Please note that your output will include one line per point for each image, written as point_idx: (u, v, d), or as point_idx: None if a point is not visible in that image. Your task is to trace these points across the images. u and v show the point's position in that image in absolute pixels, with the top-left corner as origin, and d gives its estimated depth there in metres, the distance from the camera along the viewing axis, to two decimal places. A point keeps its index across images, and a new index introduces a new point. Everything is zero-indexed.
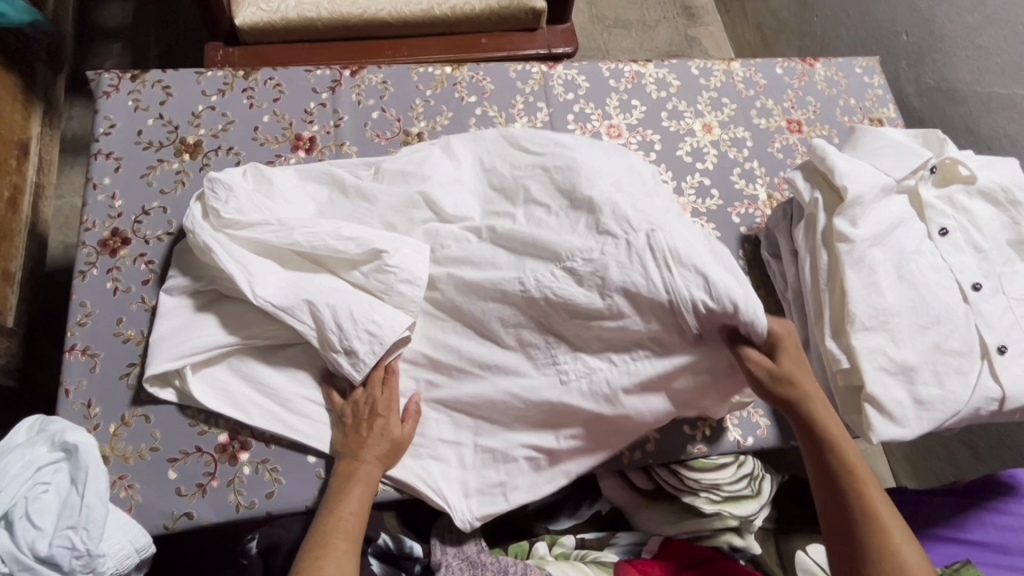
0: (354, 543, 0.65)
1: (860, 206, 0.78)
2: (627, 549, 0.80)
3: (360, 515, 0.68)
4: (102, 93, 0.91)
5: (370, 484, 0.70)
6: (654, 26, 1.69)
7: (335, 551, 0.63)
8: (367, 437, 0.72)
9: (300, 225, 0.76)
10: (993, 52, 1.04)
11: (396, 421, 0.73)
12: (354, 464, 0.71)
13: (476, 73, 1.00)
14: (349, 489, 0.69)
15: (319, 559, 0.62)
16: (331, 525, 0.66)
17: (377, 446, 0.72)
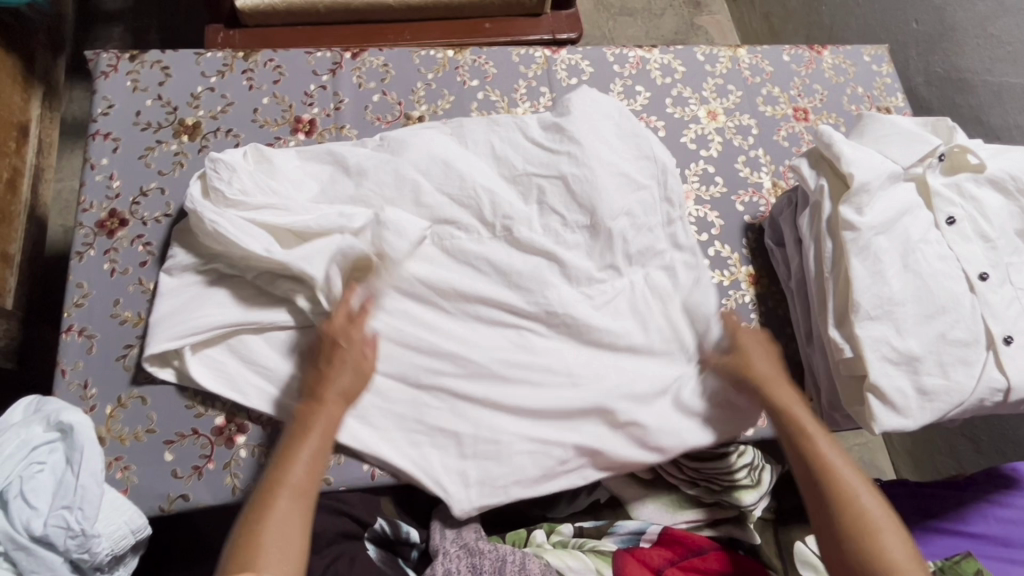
0: (302, 501, 0.61)
1: (866, 194, 0.76)
2: (625, 538, 0.79)
3: (320, 457, 0.65)
4: (101, 73, 0.90)
5: (324, 436, 0.67)
6: (659, 14, 1.67)
7: (286, 494, 0.61)
8: (332, 377, 0.70)
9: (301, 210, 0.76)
10: (1005, 40, 1.02)
11: (362, 364, 0.71)
12: (316, 404, 0.68)
13: (478, 56, 0.99)
14: (307, 429, 0.66)
15: (270, 503, 0.60)
16: (285, 467, 0.63)
17: (340, 390, 0.69)
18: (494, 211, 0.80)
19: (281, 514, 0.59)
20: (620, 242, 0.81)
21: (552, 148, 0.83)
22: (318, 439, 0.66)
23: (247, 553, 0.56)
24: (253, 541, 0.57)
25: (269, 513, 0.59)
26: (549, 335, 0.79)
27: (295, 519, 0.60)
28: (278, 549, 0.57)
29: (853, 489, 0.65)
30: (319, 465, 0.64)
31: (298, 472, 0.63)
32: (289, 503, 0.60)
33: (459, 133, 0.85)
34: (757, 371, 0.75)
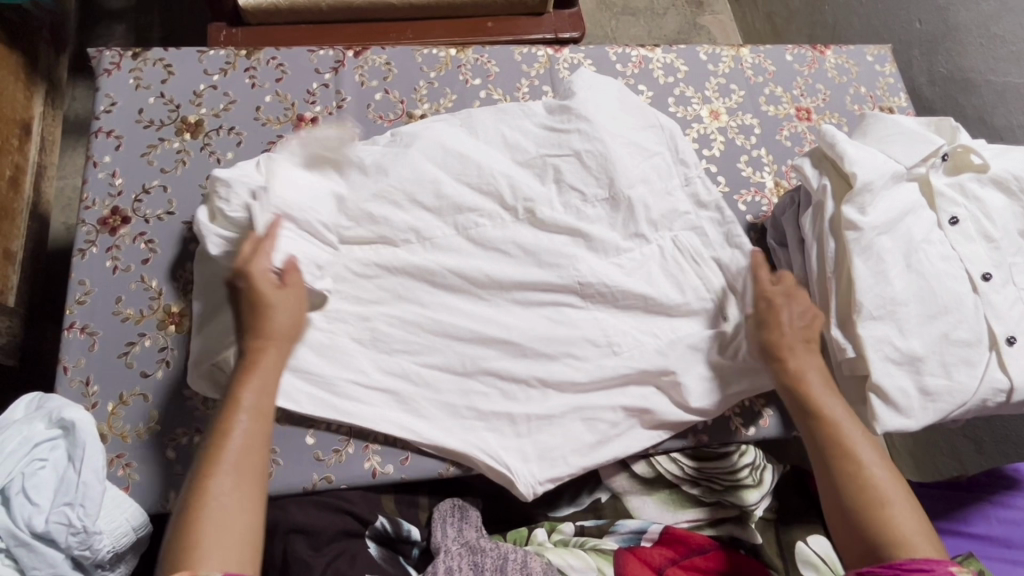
0: (247, 467, 0.55)
1: (869, 194, 0.76)
2: (627, 537, 0.79)
3: (259, 425, 0.58)
4: (103, 71, 0.90)
5: (265, 391, 0.60)
6: (662, 13, 1.67)
7: (223, 470, 0.54)
8: (267, 338, 0.63)
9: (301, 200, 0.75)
10: (1009, 40, 1.02)
11: (292, 322, 0.65)
12: (249, 367, 0.61)
13: (481, 55, 0.99)
14: (239, 396, 0.59)
15: (210, 480, 0.53)
16: (222, 439, 0.56)
17: (274, 352, 0.63)
18: (515, 194, 0.81)
19: (226, 493, 0.53)
20: (642, 209, 0.83)
21: (561, 128, 0.83)
22: (255, 404, 0.59)
23: (189, 536, 0.51)
24: (192, 525, 0.51)
25: (207, 492, 0.53)
26: (584, 306, 0.80)
27: (246, 496, 0.54)
28: (224, 531, 0.51)
29: (864, 462, 0.63)
30: (261, 435, 0.58)
31: (235, 445, 0.56)
32: (230, 480, 0.54)
33: (462, 126, 0.85)
34: (769, 338, 0.72)
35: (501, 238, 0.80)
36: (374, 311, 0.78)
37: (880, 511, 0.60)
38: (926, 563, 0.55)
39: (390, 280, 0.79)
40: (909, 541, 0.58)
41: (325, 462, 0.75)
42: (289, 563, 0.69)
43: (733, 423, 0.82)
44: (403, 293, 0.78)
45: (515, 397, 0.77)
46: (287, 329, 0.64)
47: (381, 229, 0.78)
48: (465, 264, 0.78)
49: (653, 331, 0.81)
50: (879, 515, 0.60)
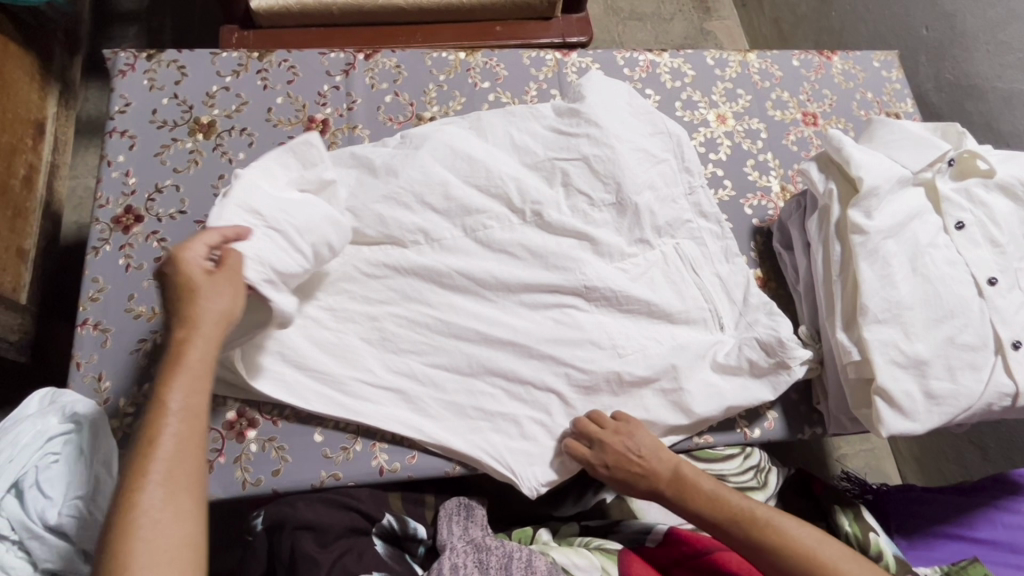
0: (179, 472, 0.51)
1: (875, 198, 0.77)
2: (633, 538, 0.80)
3: (190, 424, 0.53)
4: (118, 72, 0.91)
5: (193, 385, 0.55)
6: (669, 19, 1.68)
7: (153, 482, 0.50)
8: (196, 331, 0.57)
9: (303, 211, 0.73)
10: (1016, 47, 1.02)
11: (225, 314, 0.60)
12: (175, 365, 0.56)
13: (490, 59, 1.00)
14: (164, 398, 0.53)
15: (139, 494, 0.49)
16: (149, 447, 0.51)
17: (200, 344, 0.57)
18: (523, 197, 0.81)
19: (162, 506, 0.49)
20: (648, 215, 0.84)
21: (569, 132, 0.84)
22: (186, 405, 0.54)
23: (122, 555, 0.47)
24: (119, 546, 0.47)
25: (137, 505, 0.48)
26: (590, 309, 0.81)
27: (183, 509, 0.50)
28: (160, 549, 0.47)
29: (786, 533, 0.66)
30: (195, 438, 0.53)
31: (163, 453, 0.51)
32: (162, 490, 0.50)
33: (474, 127, 0.86)
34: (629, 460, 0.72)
35: (507, 239, 0.80)
36: (383, 310, 0.79)
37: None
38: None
39: (399, 280, 0.79)
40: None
41: (334, 460, 0.75)
42: (297, 560, 0.69)
43: (738, 426, 0.83)
44: (409, 293, 0.79)
45: (522, 397, 0.77)
46: (220, 321, 0.59)
47: (391, 230, 0.79)
48: (473, 265, 0.79)
49: (659, 333, 0.81)
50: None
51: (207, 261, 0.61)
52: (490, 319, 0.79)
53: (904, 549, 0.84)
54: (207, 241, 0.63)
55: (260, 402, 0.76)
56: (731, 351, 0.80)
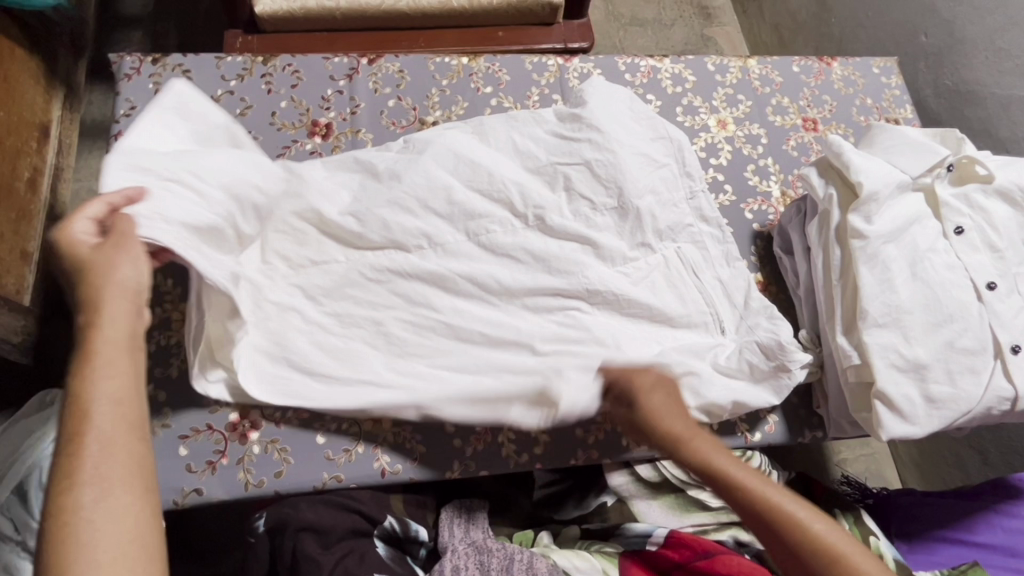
0: (117, 461, 0.43)
1: (875, 203, 0.77)
2: (635, 541, 0.79)
3: (123, 410, 0.46)
4: (123, 75, 0.92)
5: (117, 365, 0.48)
6: (669, 25, 1.69)
7: (86, 479, 0.42)
8: (105, 309, 0.51)
9: (206, 156, 0.74)
10: (1014, 54, 1.03)
11: (133, 285, 0.54)
12: (93, 347, 0.48)
13: (492, 64, 1.01)
14: (83, 383, 0.46)
15: (72, 495, 0.41)
16: (74, 440, 0.43)
17: (116, 325, 0.50)
18: (526, 203, 0.82)
19: (100, 504, 0.41)
20: (650, 219, 0.84)
21: (571, 137, 0.85)
22: (110, 387, 0.46)
23: (60, 568, 0.39)
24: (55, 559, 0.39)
25: (69, 510, 0.41)
26: (591, 313, 0.81)
27: (125, 505, 0.42)
28: (105, 551, 0.40)
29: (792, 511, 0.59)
30: (131, 423, 0.45)
31: (92, 447, 0.43)
32: (96, 487, 0.42)
33: (476, 132, 0.86)
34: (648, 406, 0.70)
35: (509, 242, 0.81)
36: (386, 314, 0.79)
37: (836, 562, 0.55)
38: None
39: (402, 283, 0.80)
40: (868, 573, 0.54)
41: (336, 462, 0.75)
42: (299, 561, 0.70)
43: (739, 429, 0.83)
44: (411, 297, 0.80)
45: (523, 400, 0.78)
46: (128, 295, 0.53)
47: (395, 235, 0.79)
48: (475, 269, 0.80)
49: (660, 336, 0.81)
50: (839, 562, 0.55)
51: (97, 230, 0.59)
52: (492, 322, 0.79)
53: (904, 553, 0.84)
54: (94, 216, 0.60)
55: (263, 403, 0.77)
56: (729, 354, 0.81)
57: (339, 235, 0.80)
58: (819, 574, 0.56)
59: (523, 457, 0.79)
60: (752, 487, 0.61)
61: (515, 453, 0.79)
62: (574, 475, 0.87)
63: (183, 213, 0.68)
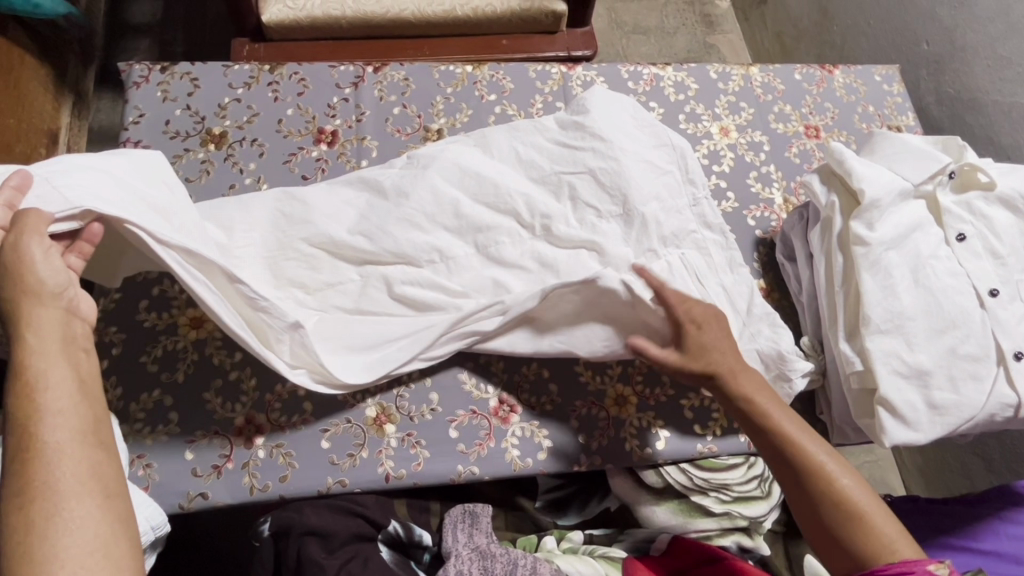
0: (77, 473, 0.45)
1: (877, 210, 0.78)
2: (637, 546, 0.82)
3: (72, 422, 0.47)
4: (132, 83, 0.93)
5: (60, 378, 0.48)
6: (672, 32, 1.70)
7: (48, 494, 0.43)
8: (28, 321, 0.50)
9: (106, 154, 0.70)
10: (1015, 62, 1.03)
11: (54, 287, 0.53)
12: (25, 362, 0.48)
13: (496, 72, 1.02)
14: (25, 403, 0.46)
15: (29, 513, 0.42)
16: (23, 458, 0.44)
17: (51, 335, 0.50)
18: (532, 211, 0.82)
19: (59, 519, 0.43)
20: (654, 225, 0.85)
21: (574, 145, 0.86)
22: (54, 402, 0.47)
23: None
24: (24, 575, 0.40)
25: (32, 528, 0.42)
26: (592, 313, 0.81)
27: (85, 513, 0.44)
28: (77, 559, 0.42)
29: (810, 453, 0.66)
30: (83, 436, 0.47)
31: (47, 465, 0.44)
32: (57, 501, 0.43)
33: (480, 143, 0.87)
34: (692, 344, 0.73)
35: (513, 248, 0.82)
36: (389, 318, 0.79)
37: (846, 503, 0.63)
38: (904, 564, 0.57)
39: None
40: (867, 515, 0.62)
41: (340, 466, 0.76)
42: (304, 565, 0.70)
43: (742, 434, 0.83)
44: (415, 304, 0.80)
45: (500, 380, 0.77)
46: (55, 298, 0.52)
47: (405, 250, 0.79)
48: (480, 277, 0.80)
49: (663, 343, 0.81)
50: (845, 501, 0.63)
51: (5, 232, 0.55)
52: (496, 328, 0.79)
53: None
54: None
55: (269, 407, 0.77)
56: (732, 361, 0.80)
57: (345, 254, 0.79)
58: (825, 505, 0.64)
59: (528, 460, 0.79)
60: (791, 435, 0.67)
61: (519, 457, 0.79)
62: (579, 480, 0.87)
63: (94, 188, 0.63)
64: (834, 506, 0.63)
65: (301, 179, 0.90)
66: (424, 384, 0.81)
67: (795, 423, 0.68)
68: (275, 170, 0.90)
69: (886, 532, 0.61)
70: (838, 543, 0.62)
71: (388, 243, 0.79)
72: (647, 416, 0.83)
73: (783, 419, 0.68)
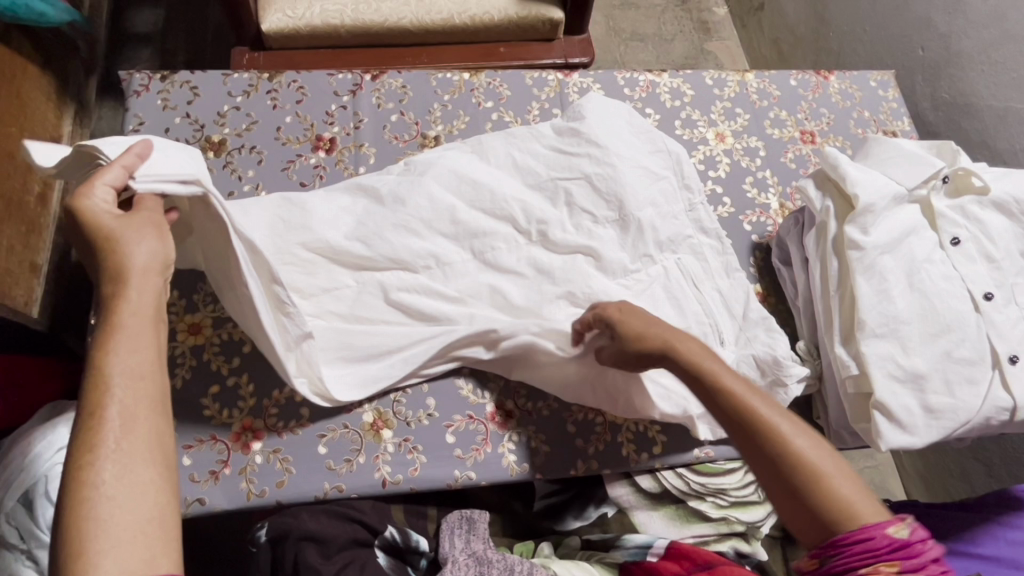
0: (145, 437, 0.43)
1: (871, 215, 0.78)
2: (636, 551, 0.79)
3: (147, 384, 0.45)
4: (132, 92, 0.94)
5: (145, 340, 0.46)
6: (670, 39, 1.71)
7: (109, 453, 0.41)
8: (128, 284, 0.49)
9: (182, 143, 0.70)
10: (1010, 67, 1.04)
11: (162, 259, 0.52)
12: (117, 320, 0.46)
13: (493, 79, 1.03)
14: (101, 361, 0.44)
15: (91, 471, 0.40)
16: (91, 419, 0.42)
17: (140, 295, 0.49)
18: (529, 218, 0.83)
19: (120, 484, 0.41)
20: (651, 231, 0.85)
21: (570, 151, 0.86)
22: (129, 365, 0.45)
23: (75, 542, 0.38)
24: (73, 534, 0.39)
25: (89, 486, 0.40)
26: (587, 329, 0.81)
27: (147, 481, 0.42)
28: (124, 527, 0.39)
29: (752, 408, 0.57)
30: (155, 401, 0.45)
31: (114, 423, 0.42)
32: (116, 463, 0.41)
33: (477, 150, 0.88)
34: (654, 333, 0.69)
35: (510, 253, 0.82)
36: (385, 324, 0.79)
37: (793, 463, 0.53)
38: (861, 531, 0.50)
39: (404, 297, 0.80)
40: (818, 472, 0.53)
41: (337, 471, 0.76)
42: (301, 571, 0.70)
43: None
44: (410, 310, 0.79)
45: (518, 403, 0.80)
46: (157, 260, 0.51)
47: (402, 257, 0.80)
48: (477, 283, 0.81)
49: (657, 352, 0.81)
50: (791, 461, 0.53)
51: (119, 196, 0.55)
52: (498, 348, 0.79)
53: None
54: (112, 183, 0.55)
55: (267, 413, 0.78)
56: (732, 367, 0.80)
57: (342, 261, 0.79)
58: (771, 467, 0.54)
59: (525, 466, 0.79)
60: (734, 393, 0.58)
61: (515, 462, 0.79)
62: (578, 484, 0.87)
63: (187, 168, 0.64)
64: (782, 468, 0.54)
65: (299, 186, 0.91)
66: (420, 388, 0.81)
67: (737, 378, 0.60)
68: (274, 177, 0.91)
69: (845, 494, 0.52)
70: (792, 511, 0.53)
71: (385, 250, 0.79)
72: (644, 422, 0.83)
73: (732, 378, 0.60)
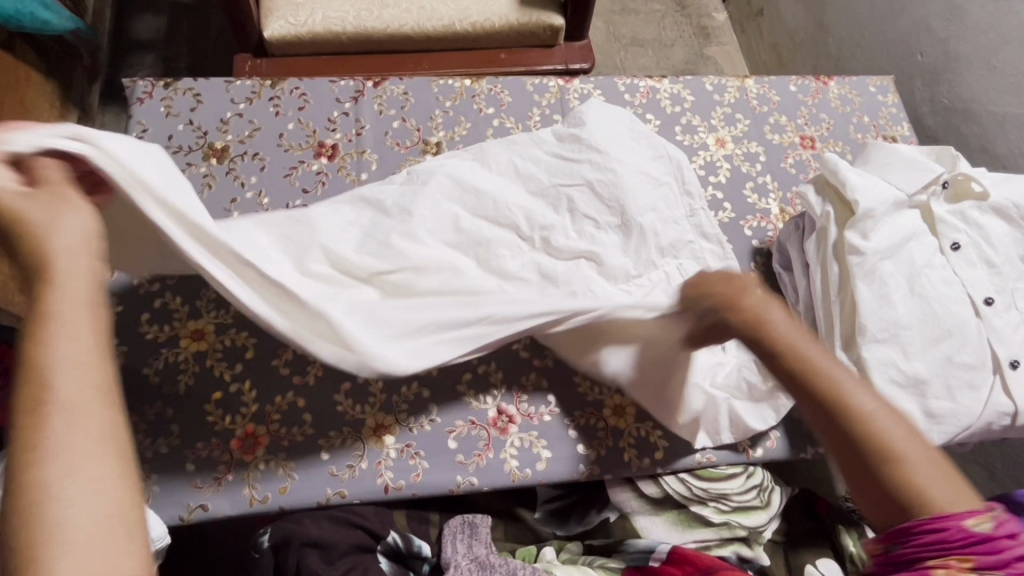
0: (93, 429, 0.38)
1: (871, 220, 0.78)
2: (637, 556, 0.80)
3: (88, 372, 0.40)
4: (136, 99, 0.95)
5: (83, 323, 0.42)
6: (670, 45, 1.72)
7: (48, 452, 0.36)
8: (54, 267, 0.44)
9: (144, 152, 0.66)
10: (1009, 72, 1.04)
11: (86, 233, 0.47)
12: (48, 306, 0.41)
13: (494, 85, 1.03)
14: (32, 351, 0.39)
15: (33, 474, 0.35)
16: (27, 415, 0.37)
17: (73, 278, 0.44)
18: (531, 224, 0.83)
19: (68, 483, 0.36)
20: (652, 236, 0.85)
21: (571, 158, 0.87)
22: (71, 352, 0.40)
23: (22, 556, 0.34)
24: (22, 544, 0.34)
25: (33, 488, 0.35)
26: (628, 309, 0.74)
27: (102, 475, 0.37)
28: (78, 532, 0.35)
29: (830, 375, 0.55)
30: (98, 390, 0.40)
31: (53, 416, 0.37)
32: (63, 461, 0.36)
33: (478, 157, 0.88)
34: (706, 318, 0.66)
35: (512, 258, 0.82)
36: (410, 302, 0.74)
37: (870, 434, 0.51)
38: (935, 517, 0.46)
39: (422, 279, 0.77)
40: (897, 447, 0.50)
41: (340, 477, 0.76)
42: None
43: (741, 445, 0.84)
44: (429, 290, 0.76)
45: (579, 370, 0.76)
46: (84, 238, 0.47)
47: None
48: None
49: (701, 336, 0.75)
50: (867, 429, 0.51)
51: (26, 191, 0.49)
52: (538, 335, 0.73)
53: None
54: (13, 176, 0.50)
55: (269, 419, 0.78)
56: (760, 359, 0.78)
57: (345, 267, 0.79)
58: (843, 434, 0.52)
59: (527, 471, 0.79)
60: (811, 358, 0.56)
61: (518, 467, 0.79)
62: (581, 489, 0.87)
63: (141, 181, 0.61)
64: (858, 437, 0.51)
65: (301, 193, 0.91)
66: (422, 394, 0.81)
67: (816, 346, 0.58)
68: (276, 183, 0.91)
69: (921, 479, 0.49)
70: (862, 482, 0.51)
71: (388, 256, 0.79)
72: (646, 427, 0.83)
73: (808, 343, 0.58)
